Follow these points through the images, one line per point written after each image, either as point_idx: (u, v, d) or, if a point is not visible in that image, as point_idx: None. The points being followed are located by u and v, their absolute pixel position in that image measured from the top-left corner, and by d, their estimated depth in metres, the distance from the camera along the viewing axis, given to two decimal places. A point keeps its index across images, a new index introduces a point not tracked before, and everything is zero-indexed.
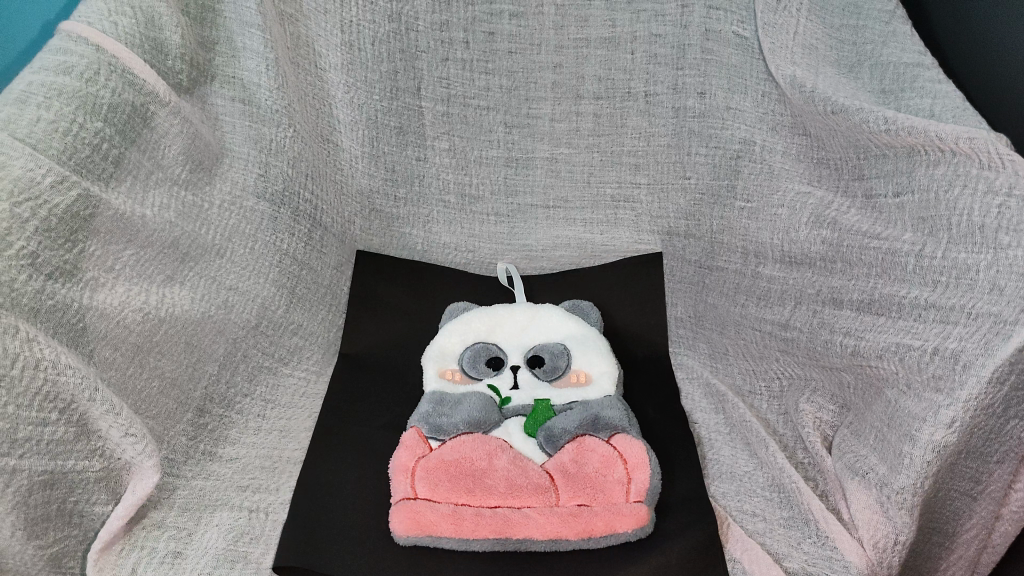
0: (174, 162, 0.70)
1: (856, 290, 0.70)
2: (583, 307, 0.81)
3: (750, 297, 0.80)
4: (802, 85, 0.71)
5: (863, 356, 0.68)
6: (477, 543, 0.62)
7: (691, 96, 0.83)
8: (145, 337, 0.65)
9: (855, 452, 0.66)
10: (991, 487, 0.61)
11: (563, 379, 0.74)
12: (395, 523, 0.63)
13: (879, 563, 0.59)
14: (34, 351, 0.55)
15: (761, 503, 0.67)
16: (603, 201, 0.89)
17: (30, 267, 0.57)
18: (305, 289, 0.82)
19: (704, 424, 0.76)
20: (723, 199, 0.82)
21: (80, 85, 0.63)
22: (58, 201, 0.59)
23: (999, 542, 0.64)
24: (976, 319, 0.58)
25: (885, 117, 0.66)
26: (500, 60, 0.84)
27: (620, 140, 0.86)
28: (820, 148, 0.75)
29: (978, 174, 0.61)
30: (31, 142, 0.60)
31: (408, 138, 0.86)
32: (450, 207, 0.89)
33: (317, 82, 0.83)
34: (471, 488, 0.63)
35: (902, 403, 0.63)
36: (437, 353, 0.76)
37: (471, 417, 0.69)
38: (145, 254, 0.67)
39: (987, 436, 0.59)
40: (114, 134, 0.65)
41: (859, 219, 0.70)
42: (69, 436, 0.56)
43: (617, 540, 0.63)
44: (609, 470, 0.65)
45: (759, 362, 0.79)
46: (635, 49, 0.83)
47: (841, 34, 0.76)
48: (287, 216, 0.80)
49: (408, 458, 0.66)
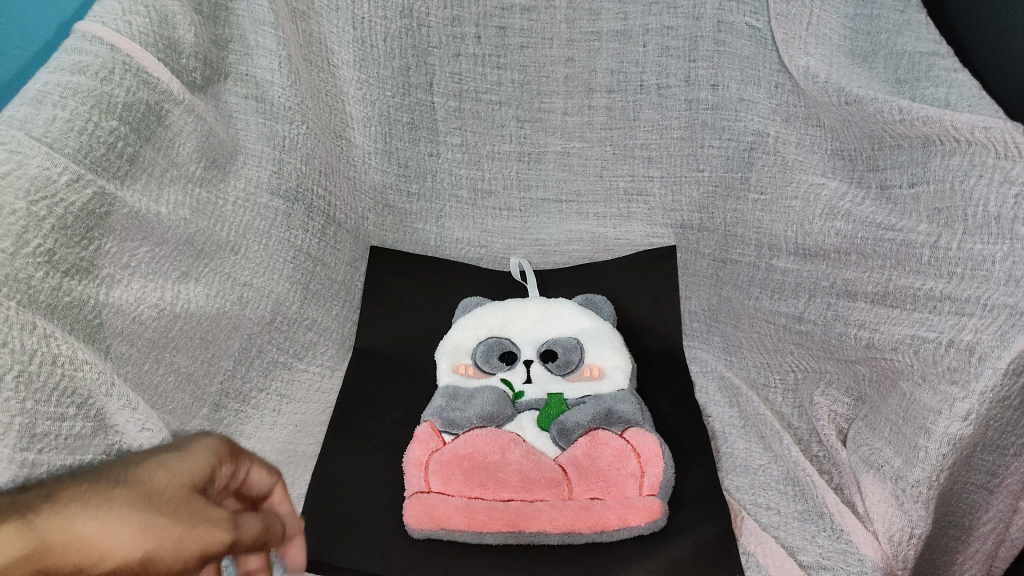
0: (189, 159, 0.71)
1: (870, 282, 0.69)
2: (597, 301, 0.81)
3: (764, 290, 0.79)
4: (815, 76, 0.71)
5: (879, 347, 0.67)
6: (490, 536, 0.62)
7: (704, 88, 0.82)
8: (161, 332, 0.66)
9: (871, 445, 0.65)
10: (1009, 480, 0.61)
11: (576, 373, 0.74)
12: (409, 515, 0.63)
13: (894, 557, 0.59)
14: (52, 346, 0.55)
15: (776, 496, 0.67)
16: (616, 195, 0.88)
17: (47, 264, 0.57)
18: (319, 285, 0.83)
19: (718, 418, 0.76)
20: (735, 191, 0.82)
21: (96, 84, 0.62)
22: (74, 199, 0.59)
23: (1017, 534, 0.64)
24: (992, 311, 0.58)
25: (899, 107, 0.65)
26: (512, 54, 0.84)
27: (632, 133, 0.86)
28: (834, 139, 0.74)
29: (995, 164, 0.60)
30: (47, 141, 0.59)
31: (420, 133, 0.86)
32: (463, 202, 0.90)
33: (329, 80, 0.83)
34: (485, 482, 0.64)
35: (917, 395, 0.62)
36: (451, 347, 0.77)
37: (484, 411, 0.69)
38: (161, 251, 0.68)
39: (1005, 429, 0.59)
40: (129, 132, 0.64)
41: (874, 210, 0.69)
42: (88, 430, 0.57)
43: (630, 533, 0.63)
44: (622, 464, 0.65)
45: (774, 355, 0.78)
46: (647, 42, 0.82)
47: (856, 24, 0.75)
48: (301, 212, 0.81)
49: (421, 451, 0.67)
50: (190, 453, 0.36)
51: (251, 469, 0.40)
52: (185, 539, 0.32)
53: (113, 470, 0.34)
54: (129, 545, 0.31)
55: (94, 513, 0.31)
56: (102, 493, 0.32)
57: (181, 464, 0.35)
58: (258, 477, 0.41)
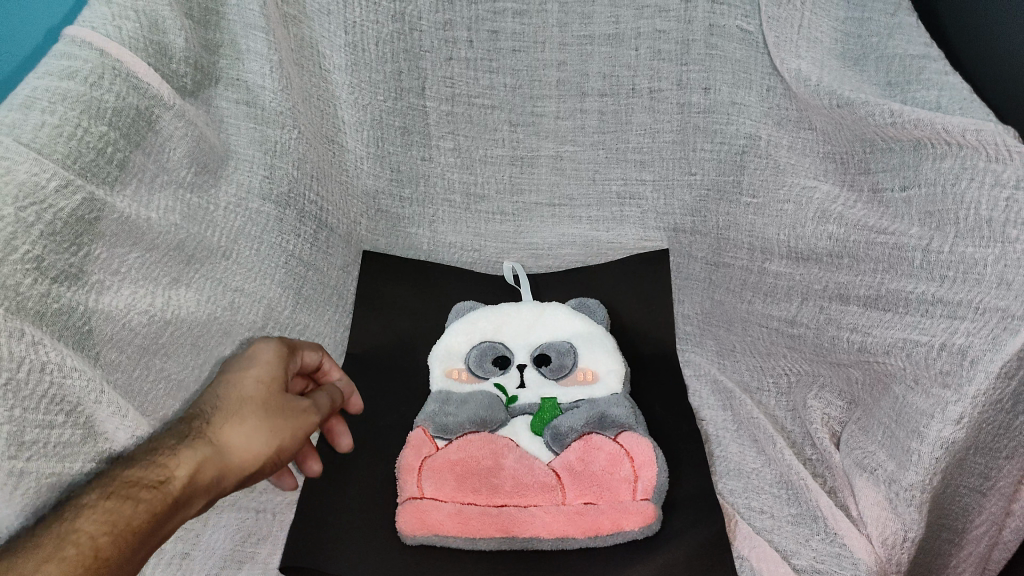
0: (179, 164, 0.70)
1: (862, 285, 0.69)
2: (589, 305, 0.80)
3: (757, 293, 0.79)
4: (807, 79, 0.70)
5: (871, 351, 0.67)
6: (484, 541, 0.63)
7: (696, 92, 0.82)
8: (151, 339, 0.67)
9: (863, 447, 0.66)
10: (1001, 483, 0.62)
11: (569, 378, 0.74)
12: (402, 521, 0.64)
13: (888, 560, 0.61)
14: (40, 354, 0.54)
15: (769, 499, 0.68)
16: (609, 198, 0.88)
17: (36, 271, 0.56)
18: (312, 289, 0.83)
19: (712, 421, 0.76)
20: (728, 194, 0.82)
21: (85, 89, 0.62)
22: (64, 204, 0.58)
23: (1010, 537, 0.64)
24: (983, 314, 0.58)
25: (892, 110, 0.65)
26: (505, 58, 0.83)
27: (625, 137, 0.86)
28: (825, 142, 0.74)
29: (985, 167, 0.60)
30: (35, 146, 0.58)
31: (412, 137, 0.86)
32: (455, 206, 0.89)
33: (321, 83, 0.83)
34: (477, 488, 0.64)
35: (909, 399, 0.63)
36: (444, 352, 0.76)
37: (477, 417, 0.69)
38: (151, 257, 0.67)
39: (998, 432, 0.60)
40: (118, 138, 0.64)
41: (866, 213, 0.69)
42: (77, 437, 0.56)
43: (624, 538, 0.63)
44: (616, 468, 0.65)
45: (767, 358, 0.78)
46: (639, 45, 0.82)
47: (847, 27, 0.75)
48: (293, 217, 0.81)
49: (413, 457, 0.67)
50: (270, 361, 0.54)
51: (303, 353, 0.60)
52: (294, 430, 0.53)
53: (238, 389, 0.52)
54: (268, 444, 0.51)
55: (246, 427, 0.50)
56: (242, 415, 0.51)
57: (264, 372, 0.54)
58: (309, 354, 0.60)
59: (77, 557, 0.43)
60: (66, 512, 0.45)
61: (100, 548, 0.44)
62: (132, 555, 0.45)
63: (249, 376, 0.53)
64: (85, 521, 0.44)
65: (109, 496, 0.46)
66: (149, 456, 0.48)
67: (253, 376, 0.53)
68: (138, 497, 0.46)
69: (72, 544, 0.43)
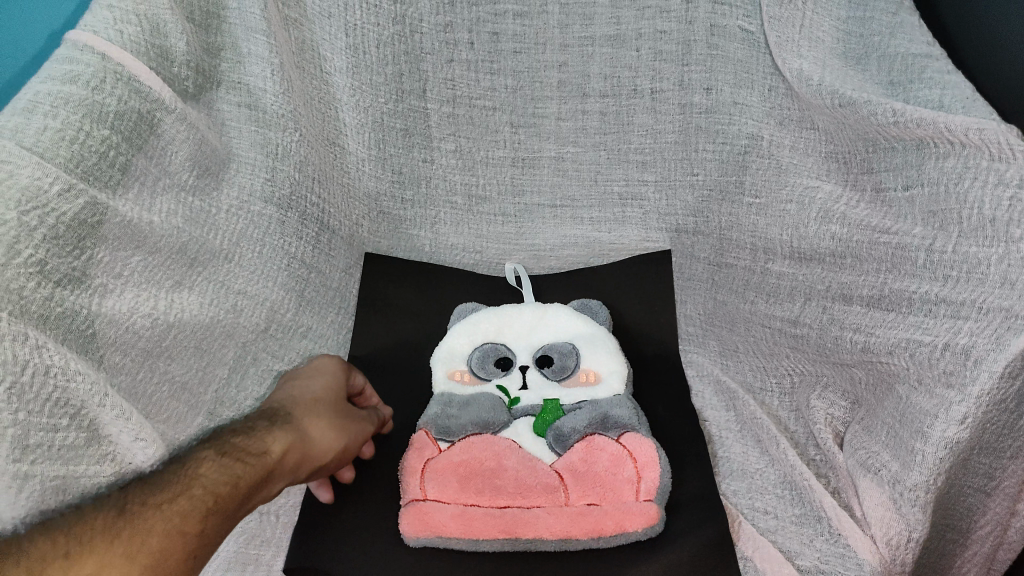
0: (181, 168, 0.70)
1: (865, 286, 0.69)
2: (592, 305, 0.80)
3: (760, 294, 0.79)
4: (809, 79, 0.70)
5: (874, 351, 0.67)
6: (487, 542, 0.63)
7: (697, 92, 0.82)
8: (154, 342, 0.66)
9: (866, 448, 0.66)
10: (1005, 483, 0.61)
11: (572, 379, 0.74)
12: (405, 523, 0.64)
13: (892, 560, 0.61)
14: (44, 358, 0.54)
15: (773, 500, 0.69)
16: (611, 199, 0.88)
17: (39, 275, 0.57)
18: (314, 292, 0.84)
19: (714, 422, 0.76)
20: (730, 195, 0.82)
21: (88, 93, 0.62)
22: (68, 208, 0.59)
23: (1015, 537, 0.64)
24: (987, 314, 0.58)
25: (893, 109, 0.65)
26: (506, 59, 0.83)
27: (626, 138, 0.86)
28: (828, 142, 0.74)
29: (989, 167, 0.60)
30: (38, 151, 0.58)
31: (413, 139, 0.86)
32: (458, 207, 0.89)
33: (322, 86, 0.83)
34: (481, 489, 0.64)
35: (913, 399, 0.62)
36: (447, 353, 0.76)
37: (479, 419, 0.69)
38: (154, 260, 0.68)
39: (1001, 432, 0.60)
40: (120, 141, 0.64)
41: (868, 213, 0.69)
42: (81, 440, 0.56)
43: (627, 538, 0.63)
44: (619, 468, 0.65)
45: (770, 359, 0.78)
46: (640, 46, 0.82)
47: (848, 27, 0.74)
48: (295, 219, 0.81)
49: (416, 459, 0.67)
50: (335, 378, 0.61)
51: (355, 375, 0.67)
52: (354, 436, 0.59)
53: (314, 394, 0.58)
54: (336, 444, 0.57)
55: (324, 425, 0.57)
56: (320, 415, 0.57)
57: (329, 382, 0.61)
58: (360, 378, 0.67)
59: (204, 497, 0.46)
60: (187, 463, 0.48)
61: (222, 494, 0.47)
62: (240, 509, 0.49)
63: (315, 383, 0.60)
64: (208, 470, 0.48)
65: (224, 454, 0.49)
66: (248, 430, 0.52)
67: (320, 382, 0.60)
68: (249, 459, 0.50)
69: (199, 485, 0.47)
